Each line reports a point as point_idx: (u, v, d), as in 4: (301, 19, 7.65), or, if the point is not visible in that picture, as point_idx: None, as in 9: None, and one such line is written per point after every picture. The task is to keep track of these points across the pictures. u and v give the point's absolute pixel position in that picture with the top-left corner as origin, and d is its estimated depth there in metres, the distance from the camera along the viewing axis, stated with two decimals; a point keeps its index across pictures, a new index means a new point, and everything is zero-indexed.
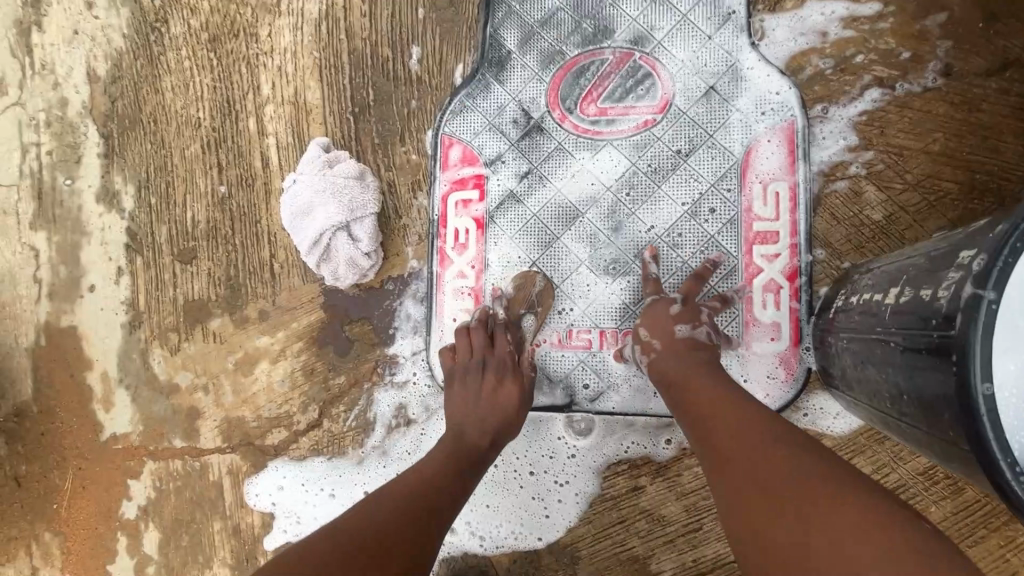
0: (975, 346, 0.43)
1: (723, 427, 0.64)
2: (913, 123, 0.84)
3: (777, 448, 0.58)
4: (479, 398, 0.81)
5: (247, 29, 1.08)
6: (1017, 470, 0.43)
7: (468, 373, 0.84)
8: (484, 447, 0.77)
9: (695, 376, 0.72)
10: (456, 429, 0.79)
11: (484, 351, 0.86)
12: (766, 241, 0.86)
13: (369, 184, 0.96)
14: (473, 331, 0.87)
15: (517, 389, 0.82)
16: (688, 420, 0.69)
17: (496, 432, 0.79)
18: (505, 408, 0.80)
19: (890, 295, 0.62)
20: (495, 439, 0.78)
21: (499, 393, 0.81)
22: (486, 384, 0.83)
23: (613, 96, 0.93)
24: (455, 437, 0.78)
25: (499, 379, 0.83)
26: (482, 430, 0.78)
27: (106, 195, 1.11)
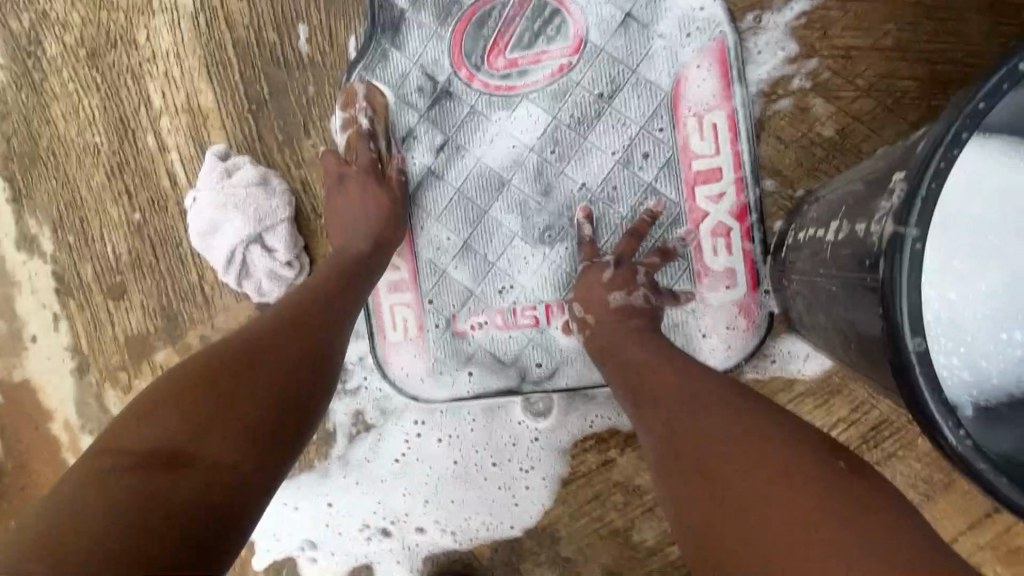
0: (901, 292, 0.37)
1: (671, 409, 0.58)
2: (859, 17, 0.74)
3: (731, 425, 0.53)
4: (352, 214, 0.80)
5: (124, 36, 0.98)
6: (962, 433, 0.36)
7: (333, 193, 0.82)
8: (369, 249, 0.77)
9: (634, 349, 0.66)
10: (338, 248, 0.78)
11: (345, 170, 0.83)
12: (709, 181, 0.77)
13: (275, 187, 0.89)
14: (331, 159, 0.84)
15: (386, 193, 0.82)
16: (633, 401, 0.63)
17: (379, 229, 0.79)
18: (381, 213, 0.80)
19: (831, 230, 0.55)
20: (382, 246, 0.79)
21: (369, 199, 0.81)
22: (354, 194, 0.81)
23: (522, 43, 0.82)
24: (338, 252, 0.77)
25: (364, 185, 0.82)
26: (365, 239, 0.78)
27: (25, 241, 1.06)
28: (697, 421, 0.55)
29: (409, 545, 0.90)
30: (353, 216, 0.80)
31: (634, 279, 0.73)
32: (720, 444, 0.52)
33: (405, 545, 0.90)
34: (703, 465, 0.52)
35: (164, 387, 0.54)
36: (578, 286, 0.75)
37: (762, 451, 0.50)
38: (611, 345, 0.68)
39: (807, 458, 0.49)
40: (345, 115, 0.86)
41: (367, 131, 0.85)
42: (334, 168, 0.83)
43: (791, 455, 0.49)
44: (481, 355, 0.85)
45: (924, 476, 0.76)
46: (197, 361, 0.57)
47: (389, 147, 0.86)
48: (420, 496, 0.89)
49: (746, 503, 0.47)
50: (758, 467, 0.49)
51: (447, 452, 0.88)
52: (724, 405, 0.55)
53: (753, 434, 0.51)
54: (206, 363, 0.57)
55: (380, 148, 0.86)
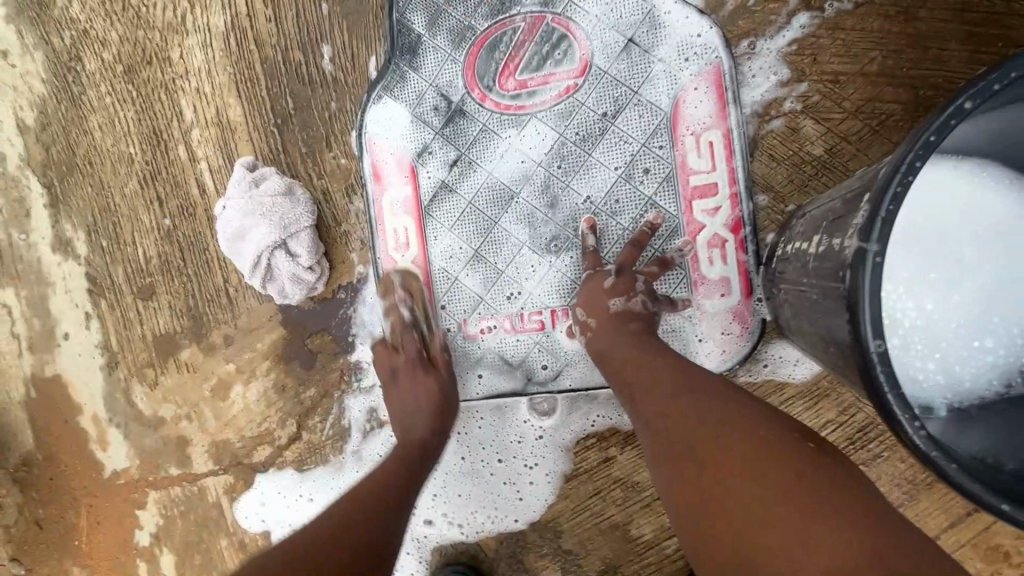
0: (865, 299, 0.42)
1: (666, 402, 0.63)
2: (847, 45, 0.79)
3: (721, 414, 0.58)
4: (407, 407, 0.83)
5: (159, 54, 1.05)
6: (918, 424, 0.41)
7: (388, 389, 0.86)
8: (429, 436, 0.80)
9: (632, 348, 0.71)
10: (403, 435, 0.81)
11: (395, 361, 0.87)
12: (705, 195, 0.83)
13: (299, 197, 0.95)
14: (381, 351, 0.88)
15: (436, 380, 0.85)
16: (632, 396, 0.68)
17: (433, 411, 0.82)
18: (434, 399, 0.83)
19: (814, 244, 0.60)
20: (437, 422, 0.82)
21: (421, 390, 0.84)
22: (406, 380, 0.85)
23: (531, 65, 0.87)
24: (405, 438, 0.81)
25: (415, 374, 0.85)
26: (425, 424, 0.81)
27: (60, 244, 1.12)
28: (691, 412, 0.60)
29: (417, 537, 0.94)
30: (407, 404, 0.83)
31: (633, 285, 0.78)
32: (711, 436, 0.56)
33: (414, 536, 0.94)
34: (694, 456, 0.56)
35: (266, 562, 0.60)
36: (582, 292, 0.81)
37: (747, 437, 0.55)
38: (611, 347, 0.73)
39: (790, 445, 0.54)
40: (386, 303, 0.90)
41: (409, 321, 0.89)
42: (387, 364, 0.87)
43: (774, 446, 0.54)
44: (490, 357, 0.91)
45: (908, 476, 0.80)
46: (292, 540, 0.62)
47: (429, 328, 0.90)
48: (428, 490, 0.94)
49: (733, 489, 0.52)
50: (747, 451, 0.54)
51: (455, 448, 0.93)
52: (713, 398, 0.61)
53: (740, 424, 0.57)
54: (300, 539, 0.63)
55: (423, 331, 0.90)
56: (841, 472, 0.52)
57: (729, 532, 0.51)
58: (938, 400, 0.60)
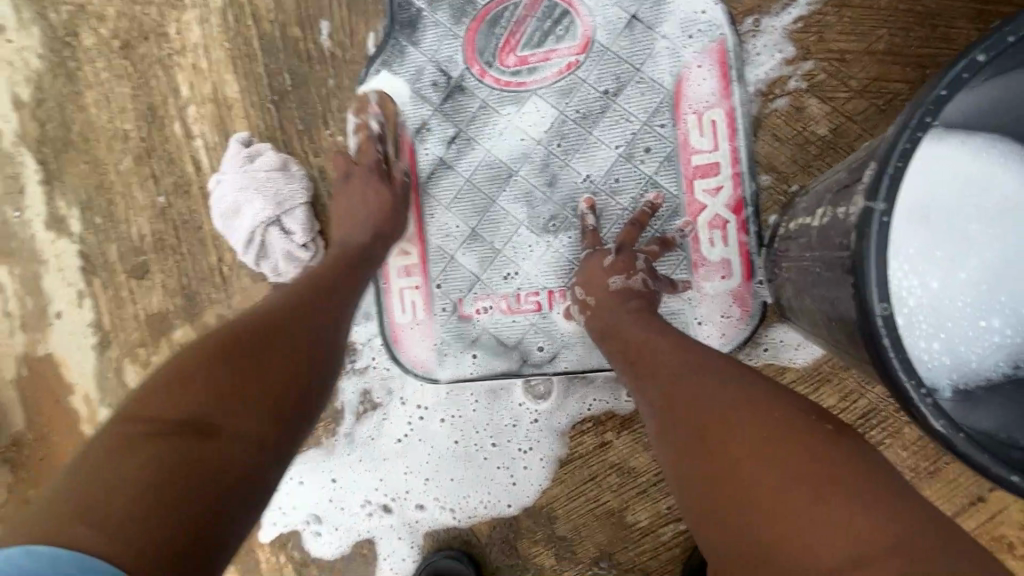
0: (870, 261, 0.40)
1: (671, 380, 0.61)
2: (854, 22, 0.77)
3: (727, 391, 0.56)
4: (353, 200, 0.84)
5: (156, 29, 1.04)
6: (924, 391, 0.40)
7: (339, 182, 0.85)
8: (369, 242, 0.81)
9: (635, 326, 0.69)
10: (343, 237, 0.82)
11: (353, 164, 0.86)
12: (707, 175, 0.81)
13: (294, 173, 0.94)
14: (339, 156, 0.88)
15: (389, 194, 0.85)
16: (635, 374, 0.66)
17: (379, 222, 0.83)
18: (382, 209, 0.84)
19: (818, 216, 0.58)
20: (381, 238, 0.82)
21: (371, 196, 0.84)
22: (357, 178, 0.85)
23: (532, 42, 0.86)
24: (343, 238, 0.81)
25: (368, 173, 0.85)
26: (368, 228, 0.82)
27: (54, 221, 1.11)
28: (696, 390, 0.58)
29: (409, 522, 0.93)
30: (354, 204, 0.83)
31: (633, 264, 0.76)
32: (717, 413, 0.55)
33: (405, 521, 0.93)
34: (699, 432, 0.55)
35: (198, 352, 0.57)
36: (581, 271, 0.79)
37: (754, 413, 0.53)
38: (612, 326, 0.72)
39: (799, 420, 0.52)
40: (358, 118, 0.90)
41: (376, 135, 0.89)
42: (343, 165, 0.85)
43: (780, 420, 0.52)
44: (485, 338, 0.89)
45: (910, 464, 0.78)
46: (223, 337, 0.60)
47: (396, 151, 0.90)
48: (420, 474, 0.92)
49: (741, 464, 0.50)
50: (755, 429, 0.52)
51: (449, 431, 0.92)
52: (719, 374, 0.59)
53: (747, 399, 0.55)
54: (236, 331, 0.60)
55: (387, 152, 0.89)
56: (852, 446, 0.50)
57: (738, 511, 0.49)
58: (943, 381, 0.59)
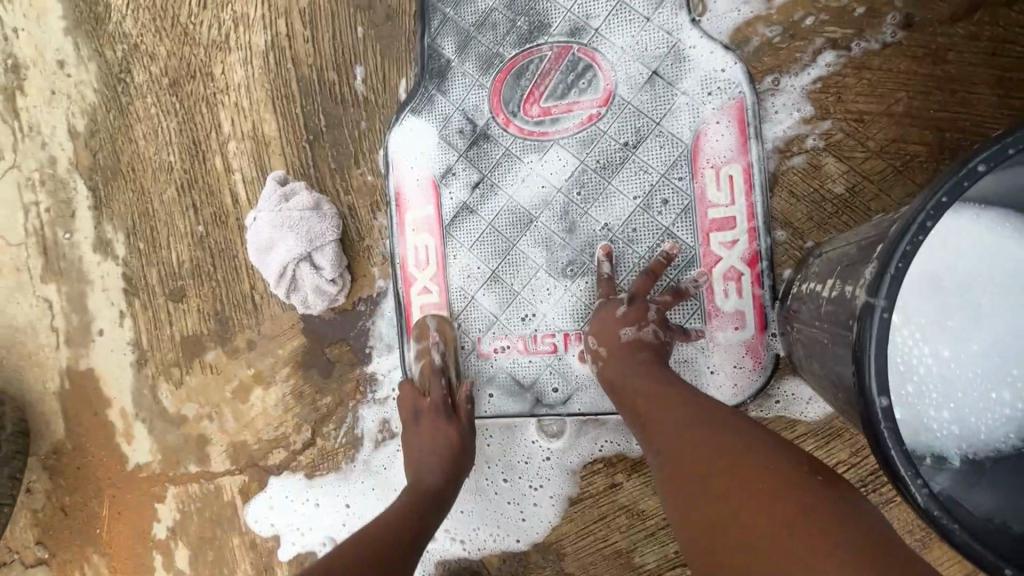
0: (871, 354, 0.42)
1: (672, 432, 0.64)
2: (873, 84, 0.79)
3: (722, 445, 0.59)
4: (420, 449, 0.84)
5: (203, 69, 1.10)
6: (921, 481, 0.41)
7: (409, 430, 0.86)
8: (443, 485, 0.80)
9: (643, 375, 0.73)
10: (414, 481, 0.81)
11: (420, 404, 0.88)
12: (722, 228, 0.83)
13: (326, 211, 0.99)
14: (407, 391, 0.90)
15: (455, 428, 0.85)
16: (640, 424, 0.69)
17: (449, 459, 0.82)
18: (448, 448, 0.83)
19: (828, 286, 0.60)
20: (452, 476, 0.81)
21: (438, 436, 0.84)
22: (423, 428, 0.86)
23: (556, 93, 0.89)
24: (415, 485, 0.80)
25: (434, 424, 0.85)
26: (439, 471, 0.81)
27: (101, 244, 1.18)
28: (695, 443, 0.61)
29: None
30: (421, 450, 0.83)
31: (645, 314, 0.78)
32: (713, 467, 0.57)
33: None
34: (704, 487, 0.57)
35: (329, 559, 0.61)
36: (594, 317, 0.82)
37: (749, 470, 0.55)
38: (623, 376, 0.74)
39: (791, 476, 0.54)
40: (419, 346, 0.92)
41: (438, 365, 0.90)
42: (411, 403, 0.87)
43: (780, 477, 0.54)
44: (502, 376, 0.92)
45: (921, 523, 0.79)
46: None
47: (457, 378, 0.91)
48: None
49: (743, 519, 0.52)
50: (747, 485, 0.54)
51: None
52: (717, 427, 0.62)
53: (742, 455, 0.57)
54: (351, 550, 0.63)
55: (450, 379, 0.90)
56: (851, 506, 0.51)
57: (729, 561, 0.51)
58: (952, 449, 0.59)
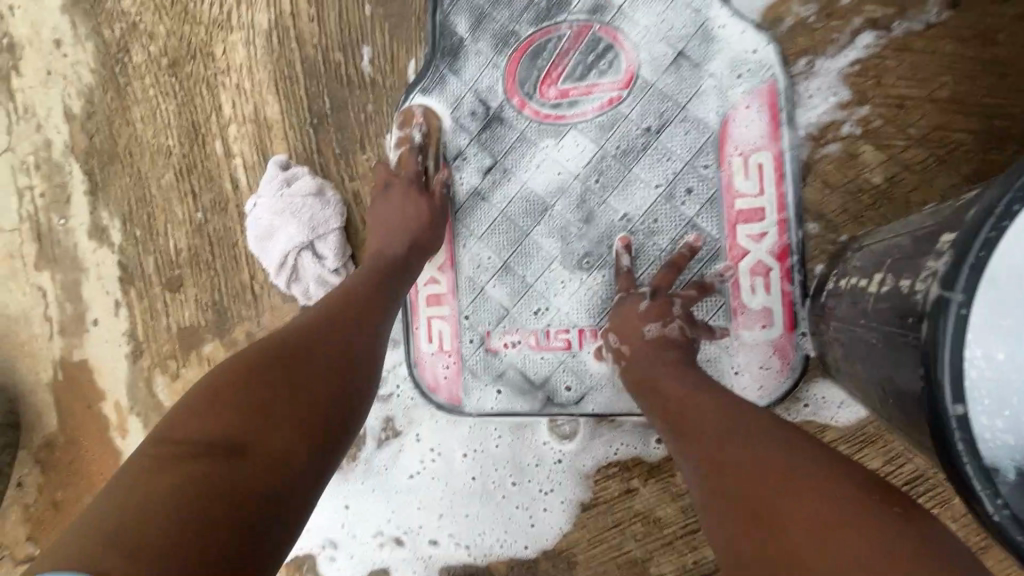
0: (944, 357, 0.37)
1: (706, 436, 0.58)
2: (916, 67, 0.74)
3: (765, 454, 0.53)
4: (391, 216, 0.84)
5: (203, 49, 1.06)
6: (1000, 501, 0.36)
7: (377, 201, 0.86)
8: (404, 253, 0.81)
9: (672, 373, 0.68)
10: (376, 250, 0.82)
11: (391, 179, 0.88)
12: (751, 219, 0.78)
13: (329, 198, 0.94)
14: (380, 170, 0.89)
15: (427, 203, 0.85)
16: (669, 427, 0.64)
17: (414, 234, 0.82)
18: (416, 223, 0.83)
19: (874, 281, 0.55)
20: (415, 246, 0.82)
21: (409, 211, 0.85)
22: (394, 198, 0.86)
23: (574, 75, 0.85)
24: (376, 254, 0.81)
25: (406, 194, 0.86)
26: (402, 242, 0.82)
27: (96, 231, 1.14)
28: (733, 450, 0.55)
29: (422, 557, 0.92)
30: (390, 221, 0.83)
31: (668, 309, 0.74)
32: (756, 479, 0.52)
33: (419, 556, 0.93)
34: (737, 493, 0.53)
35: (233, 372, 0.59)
36: (613, 312, 0.77)
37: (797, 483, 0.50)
38: (646, 375, 0.70)
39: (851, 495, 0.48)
40: (400, 133, 0.91)
41: (418, 147, 0.90)
42: (382, 176, 0.87)
43: (835, 494, 0.48)
44: (512, 374, 0.88)
45: (959, 537, 0.74)
46: (242, 362, 0.60)
47: (435, 162, 0.90)
48: (435, 509, 0.92)
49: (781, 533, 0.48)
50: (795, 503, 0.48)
51: (468, 467, 0.91)
52: (759, 434, 0.56)
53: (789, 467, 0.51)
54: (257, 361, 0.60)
55: (427, 165, 0.90)
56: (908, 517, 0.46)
57: None
58: None
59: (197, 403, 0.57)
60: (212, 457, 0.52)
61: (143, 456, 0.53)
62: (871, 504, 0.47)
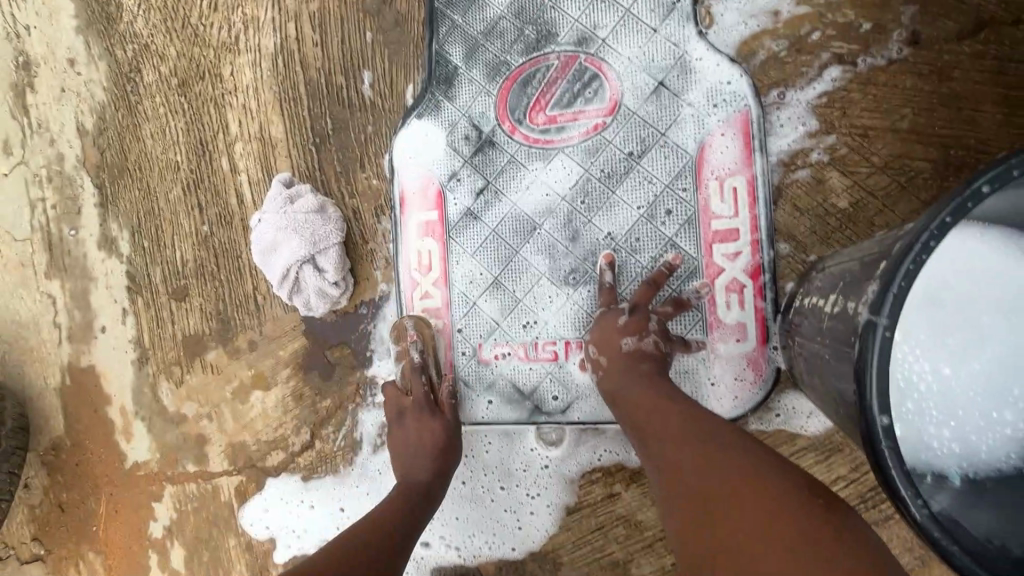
0: (872, 373, 0.42)
1: (673, 448, 0.63)
2: (878, 100, 0.79)
3: (723, 466, 0.58)
4: (412, 450, 0.86)
5: (212, 70, 1.11)
6: (920, 501, 0.41)
7: (392, 429, 0.88)
8: (430, 481, 0.82)
9: (644, 386, 0.72)
10: (403, 475, 0.85)
11: (402, 401, 0.89)
12: (726, 239, 0.83)
13: (330, 214, 0.99)
14: (391, 392, 0.91)
15: (440, 421, 0.87)
16: (640, 438, 0.69)
17: (437, 464, 0.84)
18: (434, 444, 0.85)
19: (830, 302, 0.59)
20: (439, 472, 0.84)
21: (426, 433, 0.87)
22: (409, 425, 0.88)
23: (562, 102, 0.90)
24: (404, 484, 0.83)
25: (419, 418, 0.88)
26: (427, 470, 0.84)
27: (106, 242, 1.18)
28: (696, 462, 0.60)
29: (414, 558, 0.97)
30: (412, 456, 0.85)
31: (647, 325, 0.78)
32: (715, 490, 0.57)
33: (410, 557, 0.97)
34: (701, 503, 0.57)
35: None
36: (595, 326, 0.82)
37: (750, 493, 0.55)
38: (623, 387, 0.74)
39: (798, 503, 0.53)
40: (398, 347, 0.94)
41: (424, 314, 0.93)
42: (394, 401, 0.90)
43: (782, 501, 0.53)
44: (501, 383, 0.92)
45: (920, 541, 0.78)
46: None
47: (439, 374, 0.93)
48: None
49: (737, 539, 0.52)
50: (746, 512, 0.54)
51: (458, 471, 0.95)
52: (720, 446, 0.61)
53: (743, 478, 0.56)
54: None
55: (432, 376, 0.93)
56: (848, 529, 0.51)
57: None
58: (952, 468, 0.59)
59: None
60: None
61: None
62: (818, 515, 0.52)
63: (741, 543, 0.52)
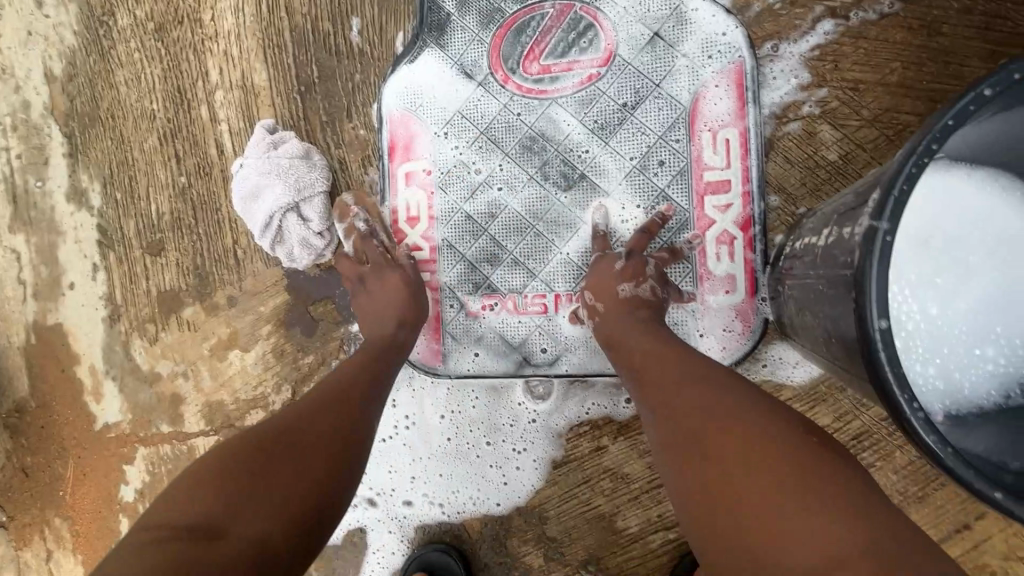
0: (872, 279, 0.42)
1: (668, 390, 0.63)
2: (869, 54, 0.80)
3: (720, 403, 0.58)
4: (379, 309, 0.85)
5: (191, 15, 1.07)
6: (916, 406, 0.41)
7: (359, 294, 0.88)
8: (392, 329, 0.82)
9: (640, 334, 0.72)
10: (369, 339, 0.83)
11: (362, 270, 0.89)
12: (718, 191, 0.83)
13: (316, 162, 0.96)
14: (346, 264, 0.91)
15: (402, 272, 0.87)
16: (636, 382, 0.68)
17: (399, 313, 0.83)
18: (404, 297, 0.85)
19: (824, 236, 0.60)
20: (405, 317, 0.83)
21: (390, 285, 0.86)
22: (374, 289, 0.87)
23: (556, 52, 0.89)
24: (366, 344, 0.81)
25: (384, 280, 0.87)
26: (391, 317, 0.83)
27: (75, 194, 1.13)
28: (690, 401, 0.60)
29: (396, 517, 0.95)
30: (375, 305, 0.85)
31: (642, 270, 0.78)
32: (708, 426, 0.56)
33: (391, 516, 0.96)
34: (694, 438, 0.57)
35: (221, 455, 0.58)
36: (591, 275, 0.81)
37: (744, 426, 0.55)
38: (618, 331, 0.74)
39: (795, 440, 0.53)
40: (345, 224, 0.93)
41: (367, 231, 0.91)
42: (353, 271, 0.89)
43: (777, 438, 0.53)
44: (490, 337, 0.91)
45: (899, 488, 0.80)
46: (223, 452, 0.58)
47: (391, 240, 0.92)
48: (407, 472, 0.95)
49: (732, 473, 0.52)
50: (740, 446, 0.53)
51: (443, 428, 0.94)
52: (715, 387, 0.60)
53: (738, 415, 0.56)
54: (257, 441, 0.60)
55: (386, 241, 0.91)
56: (843, 466, 0.51)
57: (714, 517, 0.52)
58: (936, 406, 0.60)
59: (180, 490, 0.55)
60: (191, 539, 0.49)
61: (131, 543, 0.49)
62: (813, 452, 0.52)
63: (734, 475, 0.52)
